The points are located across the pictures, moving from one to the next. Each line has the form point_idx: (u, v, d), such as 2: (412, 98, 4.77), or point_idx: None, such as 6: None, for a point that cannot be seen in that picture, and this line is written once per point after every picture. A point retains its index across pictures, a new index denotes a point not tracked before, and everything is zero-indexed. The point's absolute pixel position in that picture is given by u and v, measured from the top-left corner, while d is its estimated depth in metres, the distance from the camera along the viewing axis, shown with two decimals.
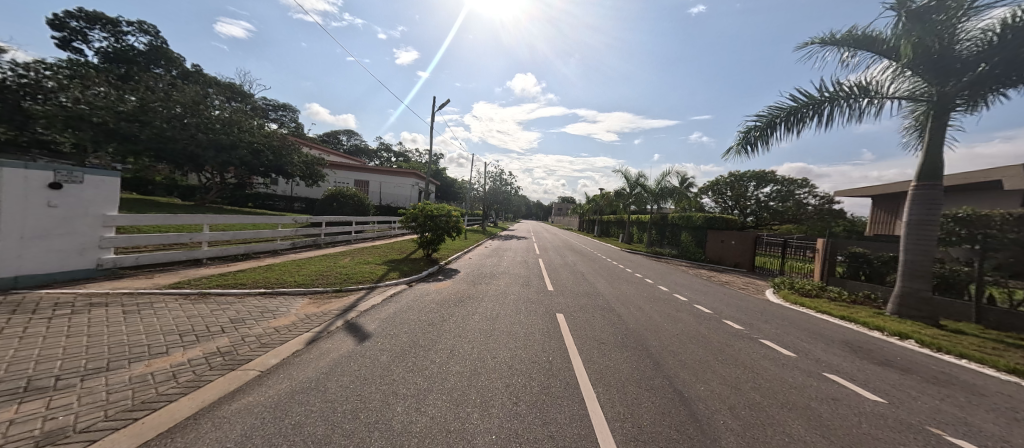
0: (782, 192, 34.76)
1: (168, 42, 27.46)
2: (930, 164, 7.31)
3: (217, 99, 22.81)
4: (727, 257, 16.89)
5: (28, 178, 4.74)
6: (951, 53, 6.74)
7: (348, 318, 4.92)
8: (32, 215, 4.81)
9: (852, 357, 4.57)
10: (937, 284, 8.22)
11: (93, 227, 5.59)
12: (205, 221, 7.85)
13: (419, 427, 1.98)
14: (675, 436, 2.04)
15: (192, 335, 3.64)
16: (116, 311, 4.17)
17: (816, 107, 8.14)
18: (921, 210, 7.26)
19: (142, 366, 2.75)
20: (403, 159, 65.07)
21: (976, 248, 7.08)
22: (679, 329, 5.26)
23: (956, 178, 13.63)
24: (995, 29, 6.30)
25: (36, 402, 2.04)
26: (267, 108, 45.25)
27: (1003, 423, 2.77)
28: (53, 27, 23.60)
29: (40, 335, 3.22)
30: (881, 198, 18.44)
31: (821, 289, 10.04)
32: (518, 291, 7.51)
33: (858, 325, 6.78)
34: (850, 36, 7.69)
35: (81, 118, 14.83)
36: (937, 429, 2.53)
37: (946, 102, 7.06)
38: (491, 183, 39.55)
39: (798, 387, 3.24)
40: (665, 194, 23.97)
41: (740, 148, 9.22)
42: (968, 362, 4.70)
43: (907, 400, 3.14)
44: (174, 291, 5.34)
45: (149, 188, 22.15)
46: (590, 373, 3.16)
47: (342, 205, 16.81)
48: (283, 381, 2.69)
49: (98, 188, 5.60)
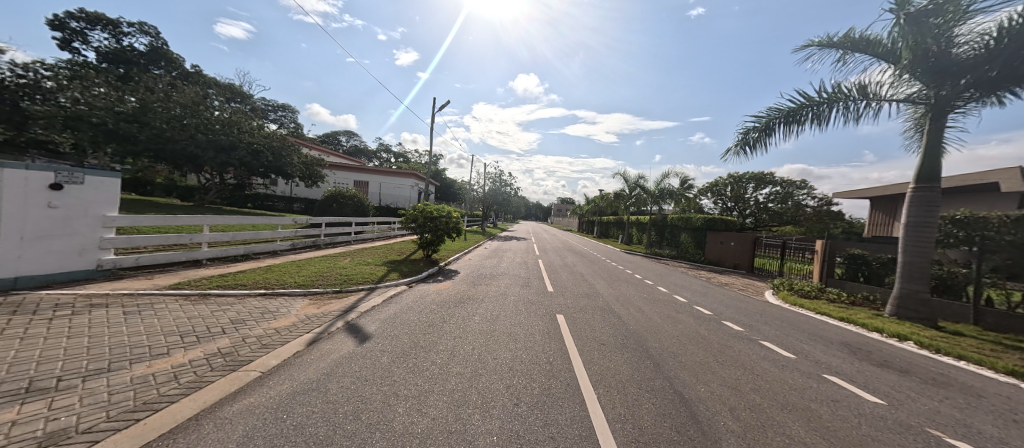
0: (780, 194, 34.89)
1: (168, 44, 27.47)
2: (928, 167, 7.35)
3: (215, 99, 22.95)
4: (726, 258, 16.91)
5: (29, 179, 4.76)
6: (948, 56, 6.77)
7: (349, 318, 4.95)
8: (32, 216, 4.81)
9: (851, 358, 4.59)
10: (935, 285, 8.23)
11: (93, 228, 5.57)
12: (205, 221, 7.84)
13: (421, 428, 1.99)
14: (676, 437, 2.05)
15: (193, 336, 3.66)
16: (116, 312, 4.18)
17: (815, 109, 8.19)
18: (918, 211, 7.31)
19: (143, 367, 2.75)
20: (403, 160, 65.14)
21: (974, 249, 7.11)
22: (679, 330, 5.27)
23: (954, 180, 13.74)
24: (992, 33, 6.34)
25: (37, 402, 2.04)
26: (268, 109, 45.44)
27: (1002, 425, 2.79)
28: (53, 27, 23.54)
29: (39, 335, 3.23)
30: (878, 200, 18.55)
31: (820, 291, 10.09)
32: (518, 293, 7.52)
33: (857, 326, 6.81)
34: (847, 39, 7.73)
35: (78, 118, 15.04)
36: (938, 431, 2.54)
37: (946, 103, 7.09)
38: (491, 184, 39.59)
39: (799, 388, 3.26)
40: (664, 194, 24.03)
41: (739, 148, 9.26)
42: (966, 364, 4.73)
43: (906, 402, 3.16)
44: (174, 292, 5.36)
45: (148, 188, 22.39)
46: (590, 375, 3.17)
47: (342, 205, 16.78)
48: (284, 381, 2.70)
49: (99, 189, 5.60)
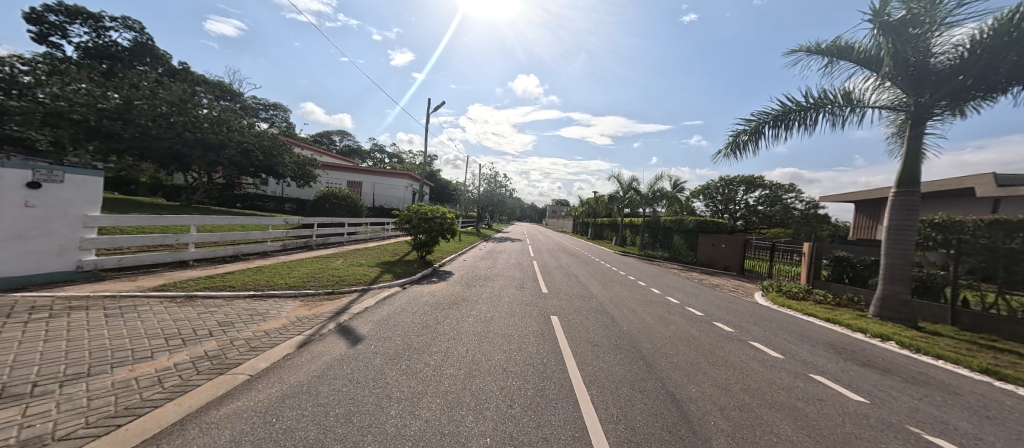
0: (770, 197, 35.68)
1: (152, 39, 26.72)
2: (908, 173, 7.60)
3: (204, 98, 22.54)
4: (718, 260, 17.13)
5: (5, 177, 4.62)
6: (926, 66, 7.03)
7: (340, 321, 4.88)
8: (8, 215, 4.66)
9: (837, 358, 4.71)
10: (915, 287, 8.48)
11: (74, 228, 5.44)
12: (192, 221, 7.67)
13: (413, 431, 1.98)
14: (668, 437, 2.09)
15: (179, 339, 3.58)
16: (97, 314, 4.07)
17: (802, 114, 8.41)
18: (899, 215, 7.54)
19: (126, 371, 2.70)
20: (397, 161, 64.54)
21: (952, 252, 7.35)
22: (671, 331, 5.38)
23: (934, 185, 14.24)
24: (966, 44, 6.61)
25: (13, 408, 2.00)
26: (258, 108, 44.44)
27: (976, 421, 2.90)
28: (29, 20, 22.77)
29: (16, 340, 3.12)
30: (863, 204, 19.07)
31: (807, 292, 10.33)
32: (512, 294, 7.55)
33: (841, 326, 6.98)
34: (833, 46, 7.95)
35: (60, 115, 14.45)
36: (916, 428, 2.62)
37: (925, 111, 7.33)
38: (485, 185, 39.50)
39: (786, 388, 3.35)
40: (657, 197, 24.36)
41: (729, 150, 9.45)
42: (944, 363, 4.89)
43: (888, 401, 3.25)
44: (159, 294, 5.22)
45: (133, 187, 21.90)
46: (584, 375, 3.20)
47: (334, 206, 16.58)
48: (273, 385, 2.67)
49: (81, 188, 5.47)
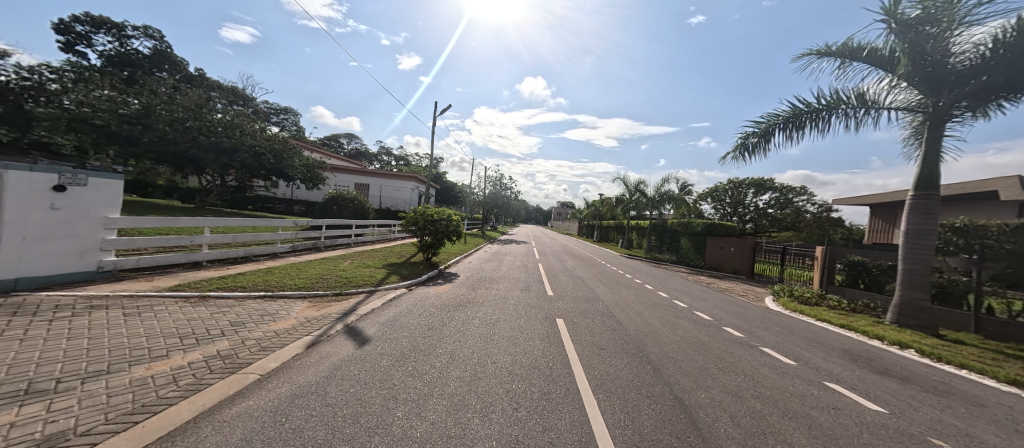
0: (780, 199, 35.03)
1: (171, 46, 27.51)
2: (926, 175, 7.39)
3: (218, 103, 23.05)
4: (726, 263, 16.85)
5: (32, 181, 4.77)
6: (945, 66, 6.83)
7: (348, 321, 4.94)
8: (33, 217, 4.82)
9: (852, 366, 4.58)
10: (935, 293, 8.21)
11: (95, 229, 5.59)
12: (206, 222, 7.83)
13: (420, 433, 1.98)
14: (679, 444, 2.04)
15: (192, 338, 3.64)
16: (115, 314, 4.16)
17: (814, 116, 8.26)
18: (917, 219, 7.33)
19: (142, 369, 2.76)
20: (404, 163, 65.15)
21: (974, 257, 7.11)
22: (679, 335, 5.28)
23: (953, 187, 13.82)
24: (987, 43, 6.42)
25: (38, 403, 2.06)
26: (269, 113, 45.25)
27: (1003, 434, 2.78)
28: (57, 31, 23.66)
29: (38, 338, 3.20)
30: (878, 207, 18.60)
31: (820, 297, 10.08)
32: (517, 296, 7.51)
33: (857, 333, 6.78)
34: (845, 47, 7.79)
35: (83, 120, 14.92)
36: (939, 440, 2.53)
37: (943, 112, 7.17)
38: (491, 187, 39.59)
39: (800, 395, 3.26)
40: (665, 199, 24.10)
41: (738, 153, 9.31)
42: (968, 373, 4.72)
43: (908, 411, 3.14)
44: (174, 294, 5.34)
45: (149, 190, 22.49)
46: (590, 380, 3.16)
47: (342, 207, 16.77)
48: (283, 385, 2.69)
49: (101, 190, 5.63)
